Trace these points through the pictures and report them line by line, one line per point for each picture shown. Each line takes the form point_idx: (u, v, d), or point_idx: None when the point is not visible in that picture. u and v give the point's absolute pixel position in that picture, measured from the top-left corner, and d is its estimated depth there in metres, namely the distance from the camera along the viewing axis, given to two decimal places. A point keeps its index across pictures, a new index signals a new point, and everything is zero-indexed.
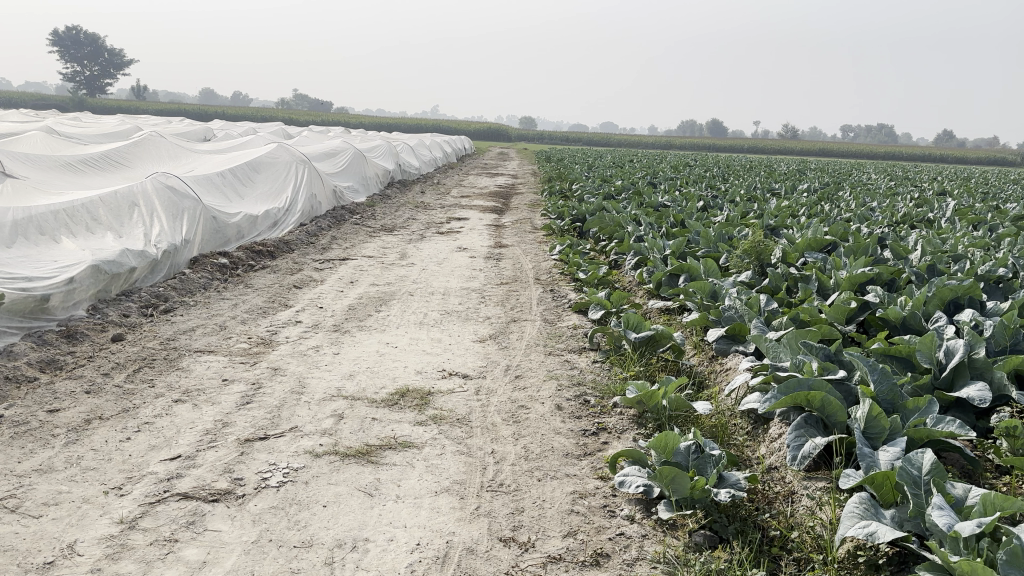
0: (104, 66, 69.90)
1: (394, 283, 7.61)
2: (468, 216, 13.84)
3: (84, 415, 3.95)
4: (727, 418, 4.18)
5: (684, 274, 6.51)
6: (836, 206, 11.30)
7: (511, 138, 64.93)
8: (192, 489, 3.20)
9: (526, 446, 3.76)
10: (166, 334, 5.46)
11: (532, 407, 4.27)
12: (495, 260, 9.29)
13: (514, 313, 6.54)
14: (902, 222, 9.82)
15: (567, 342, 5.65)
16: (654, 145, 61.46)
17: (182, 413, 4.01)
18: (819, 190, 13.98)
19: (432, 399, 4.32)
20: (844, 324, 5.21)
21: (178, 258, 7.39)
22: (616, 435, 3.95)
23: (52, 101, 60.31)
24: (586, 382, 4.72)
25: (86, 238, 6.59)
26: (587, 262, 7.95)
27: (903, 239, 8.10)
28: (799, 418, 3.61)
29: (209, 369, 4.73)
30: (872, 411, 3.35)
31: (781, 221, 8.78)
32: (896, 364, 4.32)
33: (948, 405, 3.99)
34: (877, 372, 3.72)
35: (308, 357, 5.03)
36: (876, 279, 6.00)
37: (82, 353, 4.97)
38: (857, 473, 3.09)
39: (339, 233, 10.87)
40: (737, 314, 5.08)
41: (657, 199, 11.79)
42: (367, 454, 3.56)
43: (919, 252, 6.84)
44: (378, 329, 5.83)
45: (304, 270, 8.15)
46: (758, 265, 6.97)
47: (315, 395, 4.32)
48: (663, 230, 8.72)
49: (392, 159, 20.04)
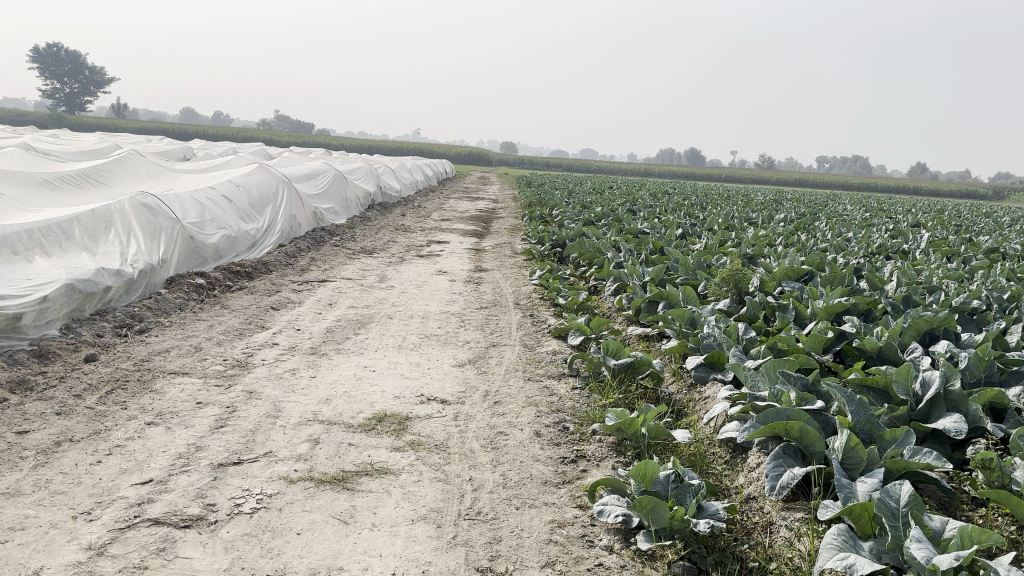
0: (84, 84, 69.61)
1: (372, 305, 7.57)
2: (448, 240, 13.83)
3: (54, 437, 3.87)
4: (706, 446, 4.18)
5: (663, 301, 6.53)
6: (813, 236, 11.42)
7: (492, 163, 65.21)
8: (164, 514, 3.14)
9: (504, 473, 3.73)
10: (141, 355, 5.38)
11: (510, 434, 4.25)
12: (475, 284, 9.28)
13: (493, 338, 6.51)
14: (878, 252, 9.95)
15: (546, 368, 5.63)
16: (634, 172, 62.05)
17: (155, 436, 3.94)
18: (796, 221, 14.14)
19: (409, 425, 4.27)
20: (821, 353, 5.25)
21: (155, 278, 7.31)
22: (595, 463, 3.93)
23: (29, 117, 59.75)
24: (565, 409, 4.70)
25: (60, 257, 6.49)
26: (567, 288, 7.95)
27: (878, 270, 8.20)
28: (777, 448, 3.62)
29: (183, 391, 4.65)
30: (851, 442, 3.37)
31: (759, 250, 8.85)
32: (873, 395, 4.35)
33: (924, 436, 4.02)
34: (855, 403, 3.74)
35: (284, 381, 4.97)
36: (852, 309, 6.06)
37: (53, 373, 4.87)
38: (835, 504, 3.10)
39: (318, 255, 10.82)
40: (716, 342, 5.10)
41: (637, 226, 11.87)
42: (342, 481, 3.50)
43: (895, 283, 6.93)
44: (356, 352, 5.78)
45: (282, 291, 8.09)
46: (736, 293, 7.01)
47: (290, 419, 4.26)
48: (642, 258, 8.76)
49: (373, 181, 20.04)
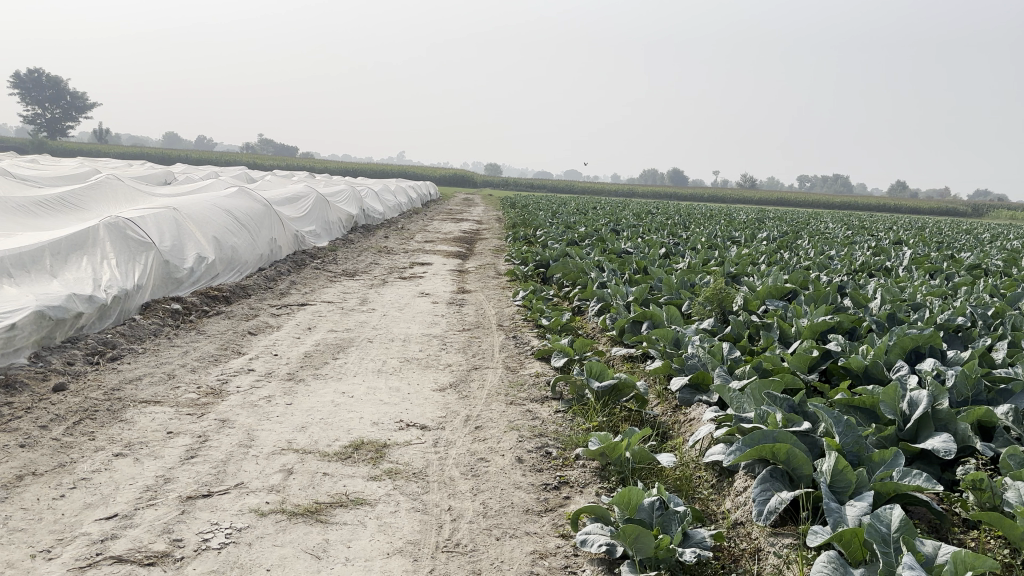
0: (65, 109, 69.37)
1: (353, 329, 7.44)
2: (431, 261, 13.73)
3: (15, 471, 3.71)
4: (691, 470, 4.08)
5: (647, 321, 6.45)
6: (796, 254, 11.41)
7: (475, 184, 65.33)
8: (128, 551, 3.00)
9: (485, 502, 3.61)
10: (112, 383, 5.23)
11: (491, 460, 4.13)
12: (457, 305, 9.17)
13: (475, 361, 6.40)
14: (861, 270, 9.93)
15: (529, 391, 5.52)
16: (616, 192, 62.37)
17: (123, 468, 3.80)
18: (779, 238, 14.17)
19: (387, 452, 4.15)
20: (807, 372, 5.18)
21: (129, 304, 7.16)
22: (578, 489, 3.83)
23: (9, 143, 59.36)
24: (548, 433, 4.59)
25: (30, 285, 6.33)
26: (550, 308, 7.86)
27: (861, 287, 8.17)
28: (764, 472, 3.53)
29: (153, 421, 4.51)
30: (839, 465, 3.29)
31: (742, 269, 8.81)
32: (860, 415, 4.28)
33: (913, 457, 3.94)
34: (842, 424, 3.67)
35: (259, 408, 4.83)
36: (837, 328, 6.01)
37: (20, 404, 4.71)
38: (825, 530, 3.02)
39: (299, 278, 10.69)
40: (701, 362, 5.01)
41: (620, 245, 11.82)
42: (316, 513, 3.38)
43: (879, 300, 6.89)
44: (334, 378, 5.65)
45: (261, 316, 7.95)
46: (720, 312, 6.93)
47: (263, 448, 4.13)
48: (626, 277, 8.69)
49: (356, 204, 19.93)
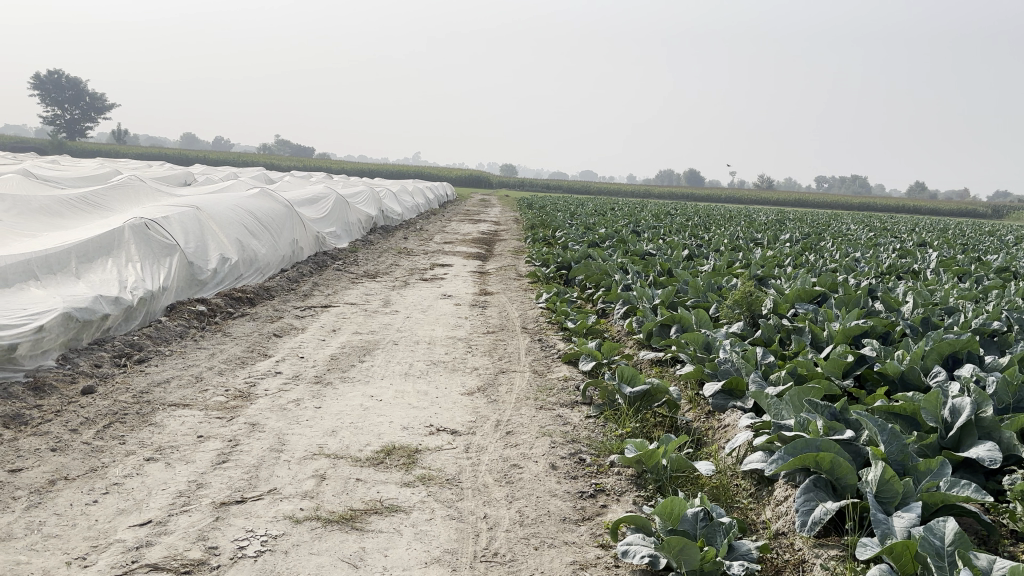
0: (86, 109, 69.98)
1: (377, 331, 7.40)
2: (452, 263, 13.68)
3: (48, 475, 3.69)
4: (729, 478, 4.01)
5: (675, 324, 6.36)
6: (821, 256, 11.28)
7: (491, 184, 65.34)
8: (163, 559, 2.96)
9: (521, 510, 3.55)
10: (140, 386, 5.21)
11: (525, 466, 4.07)
12: (480, 308, 9.12)
13: (502, 364, 6.34)
14: (888, 273, 9.79)
15: (558, 396, 5.45)
16: (633, 193, 62.20)
17: (155, 473, 3.77)
18: (802, 241, 14.02)
19: (419, 458, 4.10)
20: (842, 378, 5.08)
21: (155, 306, 7.15)
22: (615, 497, 3.76)
23: (31, 144, 59.95)
24: (580, 439, 4.52)
25: (56, 287, 6.33)
26: (575, 311, 7.79)
27: (891, 290, 8.04)
28: (806, 482, 3.45)
29: (183, 425, 4.48)
30: (886, 475, 3.20)
31: (768, 271, 8.70)
32: (901, 422, 4.18)
33: (957, 466, 3.84)
34: (886, 433, 3.57)
35: (288, 412, 4.80)
36: (870, 332, 5.90)
37: (50, 407, 4.70)
38: (873, 542, 2.94)
39: (321, 280, 10.68)
40: (734, 368, 4.93)
41: (643, 247, 11.73)
42: (351, 520, 3.33)
43: (911, 304, 6.77)
44: (362, 381, 5.61)
45: (284, 318, 7.93)
46: (750, 315, 6.83)
47: (294, 453, 4.09)
48: (651, 279, 8.61)
49: (375, 205, 19.93)
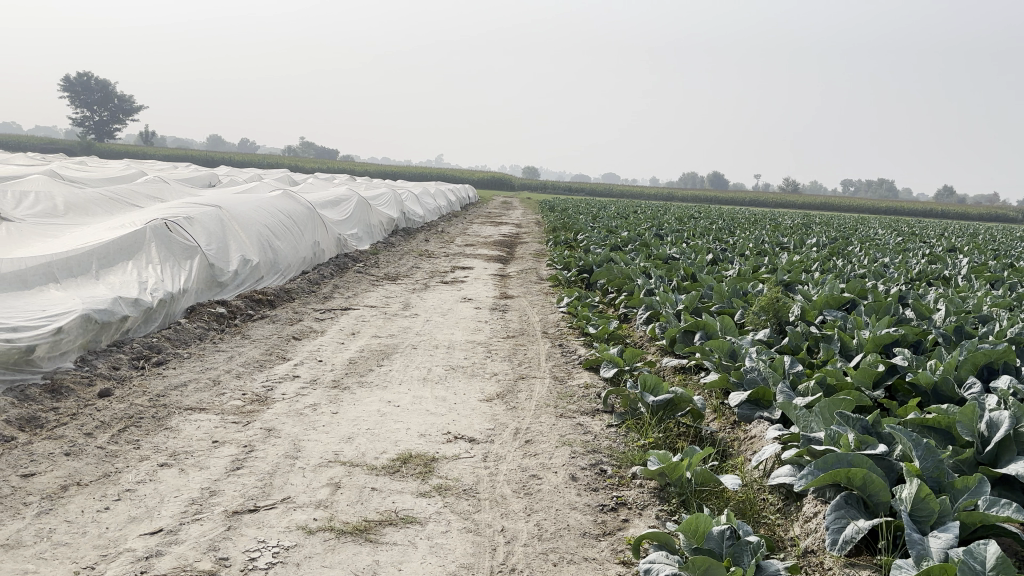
0: (114, 111, 70.90)
1: (397, 335, 7.33)
2: (473, 266, 13.60)
3: (60, 481, 3.64)
4: (755, 492, 3.89)
5: (700, 330, 6.21)
6: (849, 261, 11.07)
7: (514, 186, 65.40)
8: (172, 570, 2.89)
9: (539, 523, 3.45)
10: (157, 389, 5.18)
11: (544, 477, 3.97)
12: (501, 311, 9.04)
13: (522, 370, 6.24)
14: (918, 279, 9.57)
15: (579, 403, 5.35)
16: (655, 196, 61.92)
17: (168, 479, 3.72)
18: (829, 245, 13.83)
19: (436, 467, 4.01)
20: (872, 389, 4.92)
21: (174, 308, 7.13)
22: (637, 512, 3.65)
23: (60, 146, 60.83)
24: (602, 449, 4.41)
25: (76, 289, 6.33)
26: (597, 316, 7.67)
27: (922, 297, 7.84)
28: (837, 498, 3.31)
29: (198, 429, 4.43)
30: (921, 493, 3.07)
31: (795, 276, 8.53)
32: (935, 436, 4.01)
33: (994, 482, 3.68)
34: (921, 448, 3.43)
35: (305, 417, 4.73)
36: (901, 341, 5.73)
37: (66, 410, 4.67)
38: (909, 564, 2.82)
39: (341, 282, 10.65)
40: (761, 376, 4.79)
41: (666, 250, 11.56)
42: (365, 531, 3.25)
43: (943, 311, 6.59)
44: (380, 386, 5.54)
45: (304, 320, 7.89)
46: (776, 322, 6.67)
47: (309, 460, 4.02)
48: (674, 284, 8.46)
49: (397, 207, 19.91)
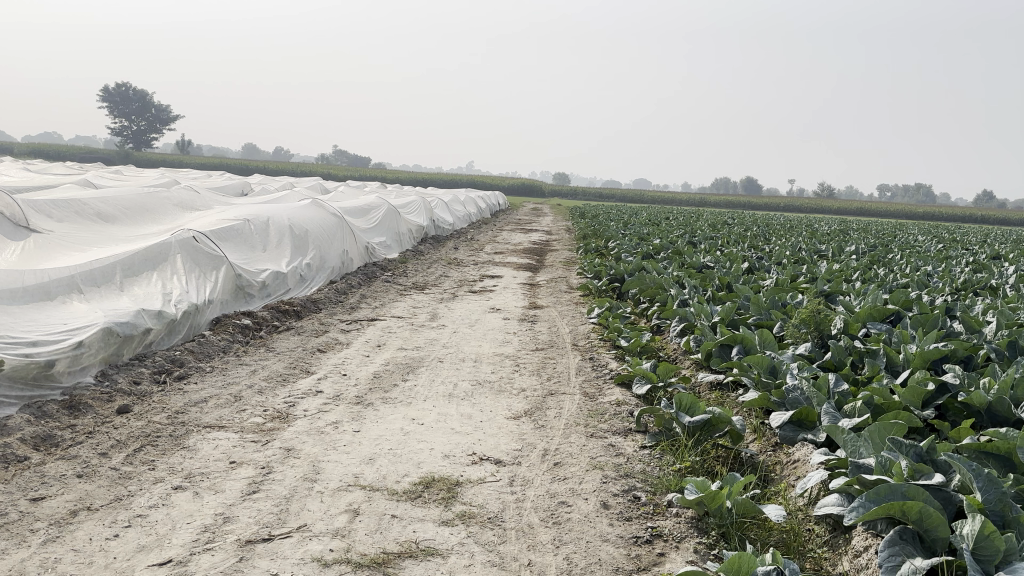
0: (151, 122, 71.98)
1: (423, 347, 7.17)
2: (502, 275, 13.40)
3: (70, 506, 3.51)
4: (801, 523, 3.64)
5: (737, 344, 5.94)
6: (890, 269, 10.69)
7: (545, 193, 65.34)
8: None
9: (568, 557, 3.24)
10: (177, 405, 5.06)
11: (574, 505, 3.75)
12: (529, 322, 8.83)
13: (551, 385, 6.03)
14: (964, 289, 9.18)
15: (610, 422, 5.12)
16: (687, 202, 61.35)
17: (182, 504, 3.57)
18: (869, 252, 13.44)
19: (460, 492, 3.82)
20: (921, 408, 4.63)
21: (199, 320, 7.04)
22: (674, 544, 3.43)
23: (98, 156, 61.90)
24: (635, 473, 4.19)
25: (100, 301, 6.25)
26: (628, 328, 7.43)
27: (970, 309, 7.48)
28: (891, 533, 3.05)
29: (216, 449, 4.29)
30: (985, 529, 2.79)
31: (836, 286, 8.21)
32: (994, 462, 3.69)
33: None
34: (983, 479, 3.14)
35: (326, 436, 4.57)
36: (951, 356, 5.41)
37: (83, 428, 4.56)
38: None
39: (369, 292, 10.53)
40: (804, 396, 4.52)
41: (700, 259, 11.27)
42: (383, 565, 3.06)
43: (995, 324, 6.24)
44: (404, 402, 5.37)
45: (330, 332, 7.77)
46: (818, 335, 6.36)
47: (328, 483, 3.85)
48: (709, 294, 8.20)
49: (426, 215, 19.83)
